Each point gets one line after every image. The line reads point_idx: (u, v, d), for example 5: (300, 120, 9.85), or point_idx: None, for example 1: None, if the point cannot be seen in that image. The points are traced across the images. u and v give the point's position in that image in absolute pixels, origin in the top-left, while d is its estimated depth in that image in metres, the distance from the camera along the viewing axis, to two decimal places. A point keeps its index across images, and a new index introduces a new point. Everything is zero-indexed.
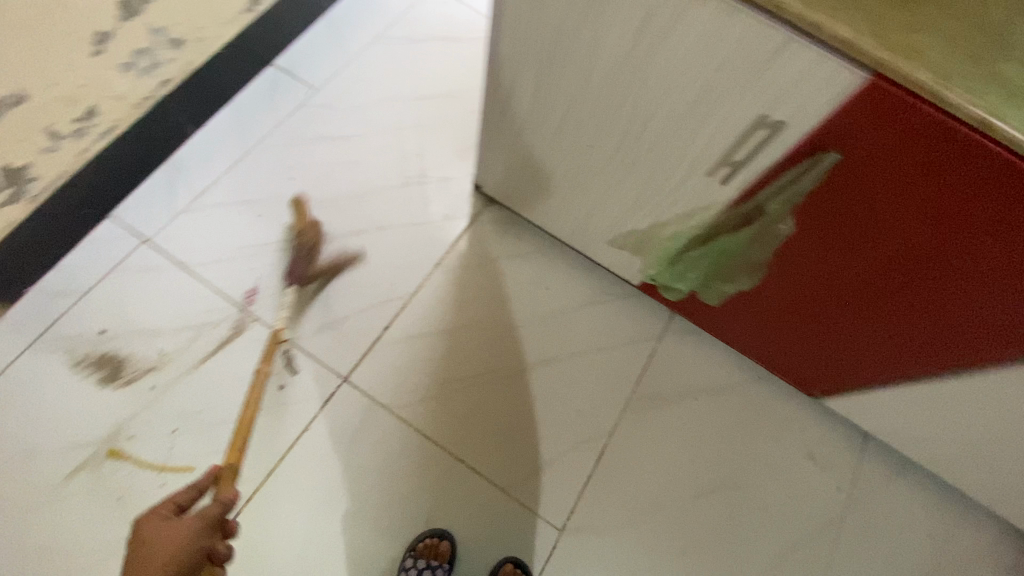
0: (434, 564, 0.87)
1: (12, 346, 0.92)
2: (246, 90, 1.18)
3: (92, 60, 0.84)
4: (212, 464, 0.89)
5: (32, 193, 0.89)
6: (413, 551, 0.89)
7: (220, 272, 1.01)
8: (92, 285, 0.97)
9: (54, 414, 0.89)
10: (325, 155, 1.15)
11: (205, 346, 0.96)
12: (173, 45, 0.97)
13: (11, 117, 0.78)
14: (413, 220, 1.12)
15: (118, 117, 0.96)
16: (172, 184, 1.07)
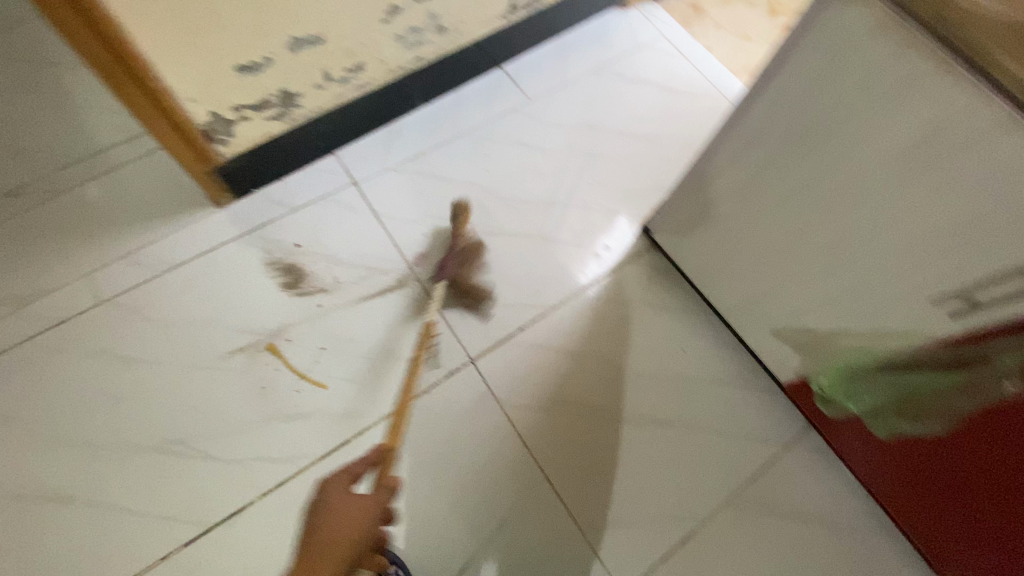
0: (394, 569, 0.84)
1: (229, 232, 1.07)
2: (474, 84, 1.31)
3: (380, 25, 0.99)
4: (341, 391, 0.98)
5: (293, 116, 1.04)
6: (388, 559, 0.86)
7: (402, 230, 1.13)
8: (303, 205, 1.12)
9: (239, 298, 1.02)
10: (519, 159, 1.24)
11: (370, 287, 1.07)
12: (438, 31, 1.12)
13: (309, 52, 0.94)
14: (579, 242, 1.16)
15: (375, 77, 1.10)
16: (390, 144, 1.21)
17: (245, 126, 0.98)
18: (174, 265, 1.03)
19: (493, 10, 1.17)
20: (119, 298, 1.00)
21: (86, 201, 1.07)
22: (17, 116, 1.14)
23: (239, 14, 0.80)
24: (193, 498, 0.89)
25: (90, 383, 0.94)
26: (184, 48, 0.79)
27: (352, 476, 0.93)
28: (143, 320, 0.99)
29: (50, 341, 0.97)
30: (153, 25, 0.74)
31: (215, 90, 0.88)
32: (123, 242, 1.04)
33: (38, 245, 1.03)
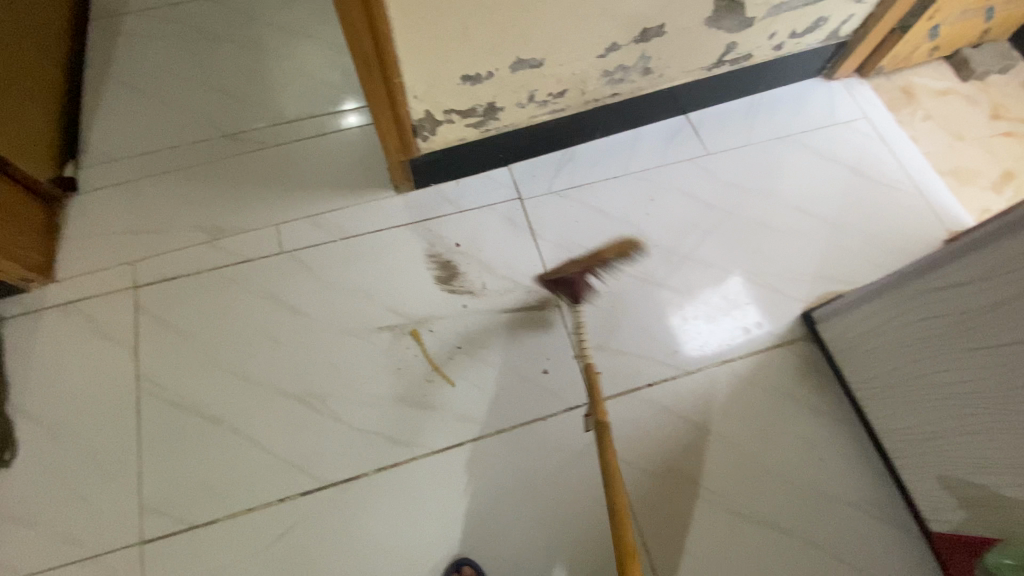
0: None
1: (401, 216, 1.14)
2: (655, 126, 1.30)
3: (595, 58, 1.02)
4: (465, 393, 1.01)
5: (488, 128, 1.09)
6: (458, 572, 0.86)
7: (555, 253, 1.14)
8: (470, 208, 1.17)
9: (396, 281, 1.09)
10: (685, 211, 1.21)
11: (513, 302, 1.09)
12: (642, 72, 1.12)
13: (526, 73, 0.99)
14: (729, 311, 1.11)
15: (571, 104, 1.13)
16: (561, 168, 1.23)
17: (447, 129, 1.04)
18: (349, 235, 1.12)
19: (700, 61, 1.16)
20: (297, 252, 1.10)
21: (289, 159, 1.19)
22: (250, 72, 1.29)
23: (484, 28, 0.86)
24: (317, 453, 0.95)
25: (256, 322, 1.04)
26: (430, 53, 0.86)
27: (458, 479, 0.96)
28: (312, 278, 1.08)
29: (233, 275, 1.07)
30: (416, 29, 0.81)
31: (438, 92, 0.95)
32: (311, 203, 1.14)
33: (244, 188, 1.15)
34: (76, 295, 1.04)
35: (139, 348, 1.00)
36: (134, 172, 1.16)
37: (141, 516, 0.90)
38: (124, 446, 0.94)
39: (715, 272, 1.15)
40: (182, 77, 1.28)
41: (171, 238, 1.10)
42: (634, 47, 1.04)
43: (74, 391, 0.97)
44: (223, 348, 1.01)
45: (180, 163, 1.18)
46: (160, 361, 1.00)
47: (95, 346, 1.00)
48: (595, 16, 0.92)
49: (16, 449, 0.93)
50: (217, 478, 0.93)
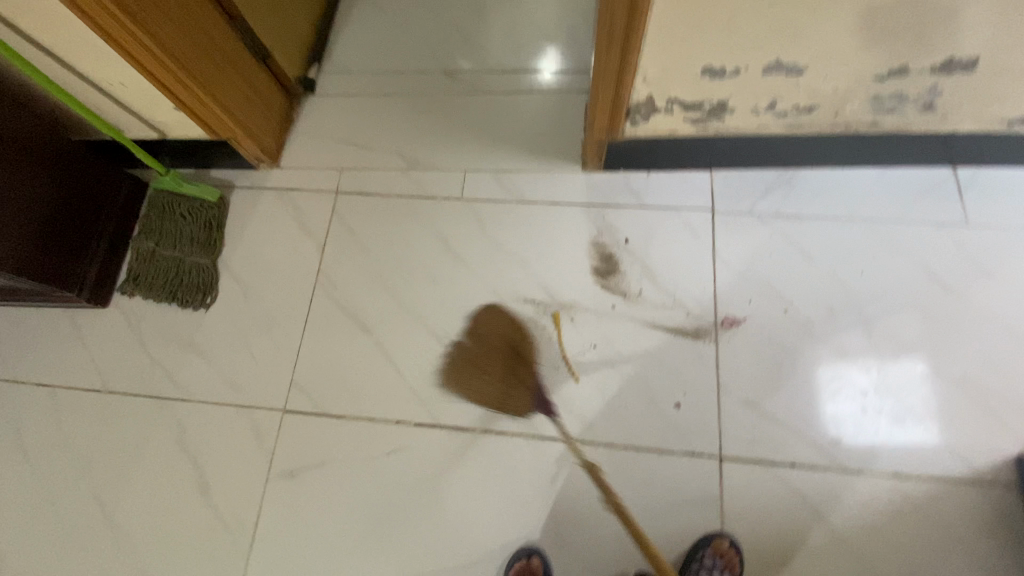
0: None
1: (581, 196, 1.12)
2: (907, 172, 1.07)
3: (869, 79, 0.85)
4: (587, 393, 0.98)
5: (707, 127, 0.98)
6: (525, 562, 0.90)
7: (731, 284, 1.02)
8: (653, 207, 1.09)
9: (557, 260, 1.08)
10: (908, 285, 1.00)
11: (667, 320, 1.01)
12: (922, 106, 0.91)
13: (778, 79, 0.85)
14: (918, 417, 0.94)
15: (813, 123, 0.96)
16: (771, 189, 1.08)
17: (662, 118, 0.96)
18: (526, 200, 1.12)
19: (1008, 109, 0.91)
20: (475, 203, 1.13)
21: (495, 109, 1.21)
22: (483, 13, 1.31)
23: (754, 18, 0.74)
24: (438, 394, 1.00)
25: (421, 255, 1.10)
26: (682, 34, 0.77)
27: (554, 472, 0.95)
28: (481, 231, 1.11)
29: (415, 206, 1.14)
30: (675, 6, 0.73)
31: (670, 78, 0.86)
32: (501, 159, 1.16)
33: (446, 127, 1.20)
34: (289, 184, 1.18)
35: (323, 246, 1.12)
36: (361, 87, 1.26)
37: (287, 389, 1.03)
38: (290, 325, 1.07)
39: (918, 369, 0.96)
40: (423, 5, 1.34)
41: (374, 156, 1.19)
42: (928, 75, 0.84)
43: (268, 265, 1.12)
44: (387, 269, 1.09)
45: (400, 88, 1.25)
46: (336, 263, 1.11)
47: (292, 233, 1.14)
48: (895, 31, 0.75)
49: (217, 296, 1.11)
50: (351, 381, 1.02)
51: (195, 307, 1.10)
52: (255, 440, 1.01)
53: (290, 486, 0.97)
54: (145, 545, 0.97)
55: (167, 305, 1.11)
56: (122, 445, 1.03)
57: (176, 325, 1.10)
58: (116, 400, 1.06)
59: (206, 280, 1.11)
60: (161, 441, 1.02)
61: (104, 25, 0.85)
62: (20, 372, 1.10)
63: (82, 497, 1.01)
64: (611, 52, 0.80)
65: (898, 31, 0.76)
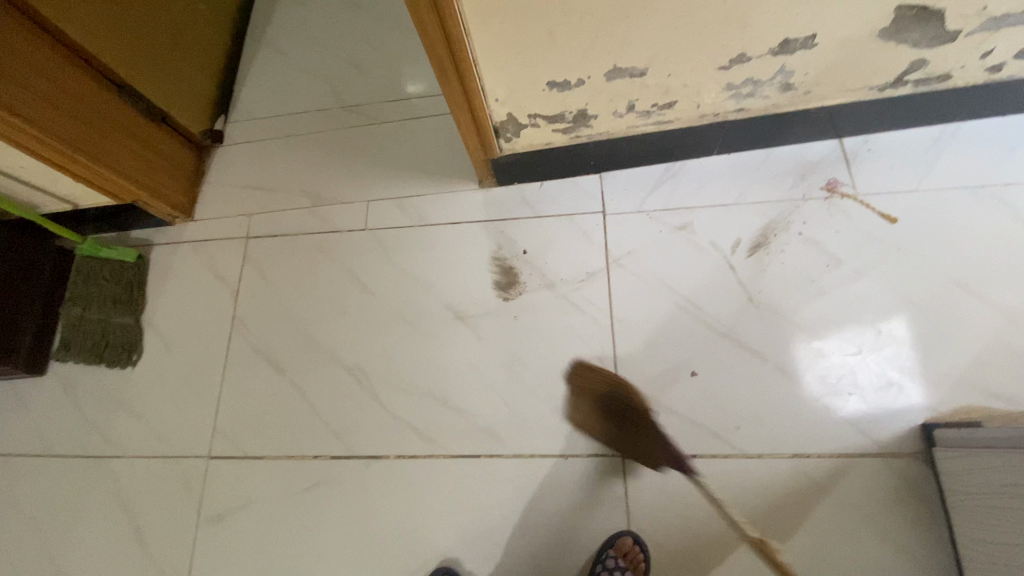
0: None
1: (478, 213, 1.14)
2: (793, 148, 1.07)
3: (714, 71, 0.86)
4: (494, 408, 1.00)
5: (579, 134, 1.00)
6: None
7: (626, 282, 1.03)
8: (547, 216, 1.11)
9: (459, 279, 1.10)
10: (802, 263, 1.00)
11: (566, 326, 1.03)
12: (780, 88, 0.92)
13: (624, 83, 0.86)
14: (820, 396, 0.93)
15: (681, 117, 0.97)
16: (660, 184, 1.09)
17: (531, 131, 0.98)
18: (426, 223, 1.15)
19: (865, 80, 0.91)
20: (377, 231, 1.16)
21: (393, 138, 1.23)
22: (379, 45, 1.35)
23: (573, 35, 0.75)
24: (352, 423, 1.03)
25: (329, 290, 1.13)
26: (512, 56, 0.79)
27: (466, 488, 0.97)
28: (385, 259, 1.14)
29: (321, 242, 1.17)
30: (494, 35, 0.75)
31: (521, 96, 0.88)
32: (401, 186, 1.19)
33: (347, 160, 1.23)
34: (203, 236, 1.23)
35: (237, 292, 1.16)
36: (265, 132, 1.30)
37: (211, 435, 1.07)
38: (211, 372, 1.11)
39: (818, 347, 0.96)
40: (321, 45, 1.38)
41: (280, 198, 1.23)
42: (771, 59, 0.84)
43: (187, 316, 1.17)
44: (298, 307, 1.13)
45: (303, 128, 1.29)
46: (249, 306, 1.15)
47: (209, 282, 1.18)
48: (716, 26, 0.77)
49: (143, 353, 1.16)
50: (270, 421, 1.06)
51: (123, 366, 1.15)
52: (184, 488, 1.04)
53: (219, 529, 1.01)
54: None
55: (97, 367, 1.16)
56: (64, 506, 1.08)
57: (107, 385, 1.15)
58: (56, 463, 1.11)
59: (131, 338, 1.16)
60: (99, 498, 1.07)
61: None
62: None
63: (30, 560, 1.06)
64: (450, 80, 0.82)
65: (721, 25, 0.77)
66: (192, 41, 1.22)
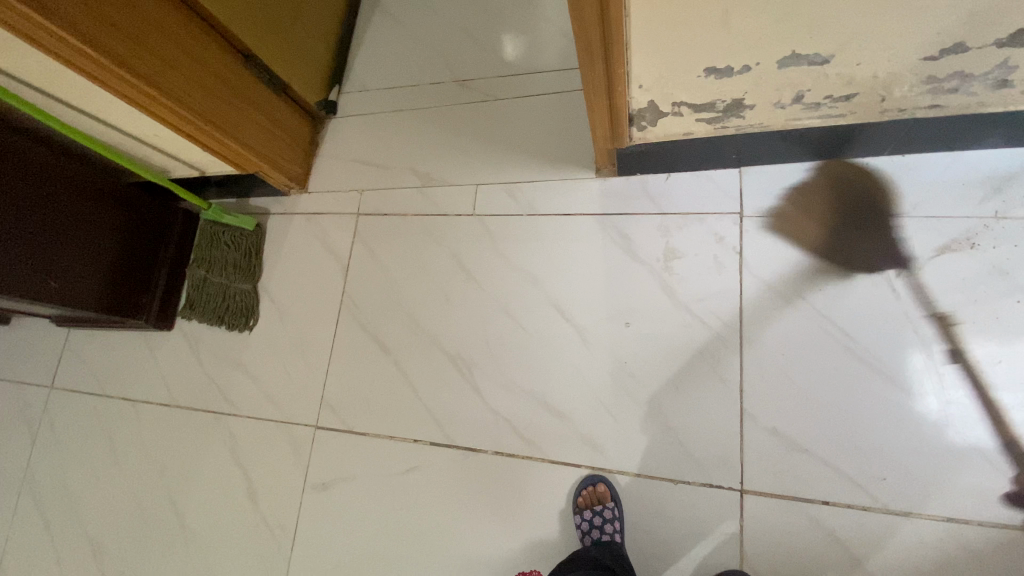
0: (596, 509, 0.89)
1: (594, 205, 1.06)
2: (990, 153, 0.88)
3: (916, 61, 0.70)
4: (597, 416, 0.95)
5: (725, 126, 0.88)
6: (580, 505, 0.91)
7: (759, 297, 0.93)
8: (672, 214, 1.01)
9: (569, 275, 1.04)
10: (985, 294, 0.84)
11: (686, 339, 0.94)
12: (997, 83, 0.74)
13: (797, 72, 0.73)
14: (987, 454, 0.80)
15: (854, 112, 0.82)
16: (810, 187, 0.95)
17: (671, 121, 0.87)
18: (538, 212, 1.09)
19: None
20: (486, 218, 1.11)
21: (506, 117, 1.17)
22: (497, 14, 1.26)
23: (753, 16, 0.64)
24: (451, 413, 1.02)
25: (435, 275, 1.11)
26: (671, 39, 0.69)
27: (564, 496, 0.94)
28: (492, 246, 1.09)
29: (429, 224, 1.15)
30: (656, 15, 0.65)
31: (670, 83, 0.78)
32: (513, 170, 1.13)
33: (458, 140, 1.18)
34: (315, 209, 1.24)
35: (346, 268, 1.17)
36: (377, 105, 1.28)
37: (318, 407, 1.10)
38: (319, 345, 1.14)
39: (993, 398, 0.81)
40: (435, 13, 1.31)
41: (390, 175, 1.21)
42: (997, 49, 0.68)
43: (299, 287, 1.20)
44: (404, 289, 1.12)
45: (414, 102, 1.25)
46: (357, 283, 1.15)
47: (320, 256, 1.20)
48: (941, 6, 0.62)
49: (259, 319, 1.21)
50: (372, 401, 1.07)
51: (240, 330, 1.21)
52: (292, 453, 1.10)
53: (323, 497, 1.06)
54: (209, 544, 1.11)
55: (218, 328, 1.23)
56: (188, 453, 1.17)
57: (226, 347, 1.21)
58: (182, 413, 1.20)
59: (247, 304, 1.21)
60: (218, 451, 1.15)
61: (125, 92, 0.92)
62: (110, 388, 1.28)
63: (161, 498, 1.17)
64: (593, 64, 0.73)
65: (946, 7, 0.62)
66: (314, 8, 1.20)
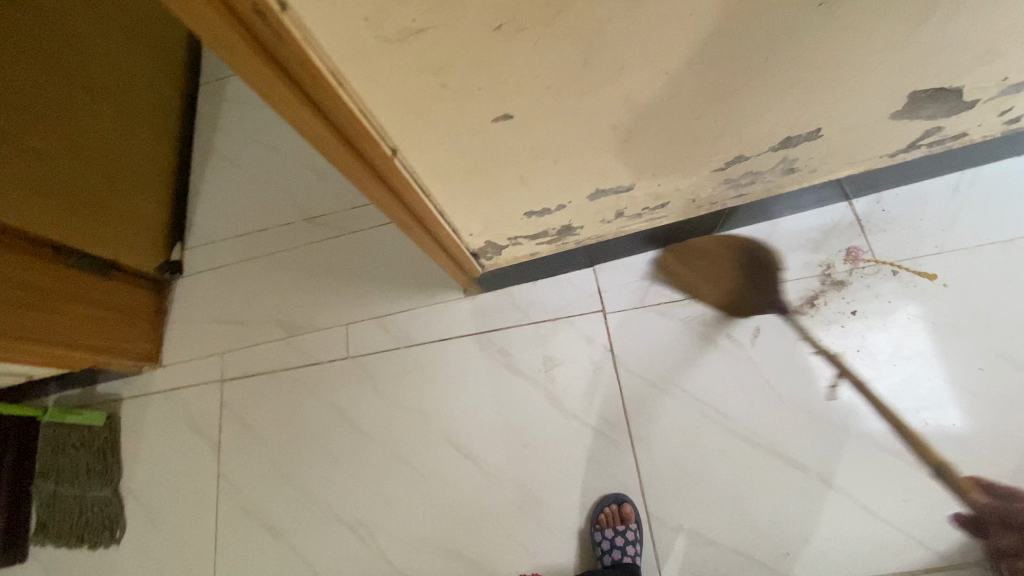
0: (620, 529, 0.85)
1: (467, 326, 1.03)
2: (800, 214, 0.97)
3: (709, 173, 0.76)
4: (512, 555, 0.91)
5: (566, 242, 0.90)
6: (598, 521, 0.88)
7: (639, 392, 0.94)
8: (542, 321, 1.01)
9: (456, 405, 0.99)
10: (827, 348, 0.91)
11: (580, 449, 0.93)
12: (783, 173, 0.82)
13: (610, 198, 0.77)
14: (869, 505, 0.83)
15: (674, 212, 0.87)
16: (659, 274, 1.00)
17: (514, 248, 0.88)
18: (413, 343, 1.04)
19: (877, 151, 0.81)
20: (359, 359, 1.05)
21: (363, 249, 1.12)
22: None
23: (546, 175, 0.66)
24: None
25: (317, 434, 1.03)
26: (482, 199, 0.69)
27: None
28: (372, 390, 1.03)
29: (301, 378, 1.07)
30: (455, 186, 0.65)
31: (497, 227, 0.78)
32: (379, 302, 1.08)
33: (316, 280, 1.12)
34: (175, 383, 1.13)
35: (219, 446, 1.07)
36: (226, 257, 1.20)
37: None
38: (203, 541, 1.02)
39: (861, 445, 0.86)
40: (273, 149, 1.27)
41: (251, 332, 1.13)
42: (771, 154, 0.74)
43: (171, 479, 1.08)
44: (288, 456, 1.03)
45: (263, 247, 1.18)
46: (233, 459, 1.05)
47: (189, 437, 1.09)
48: (707, 141, 0.66)
49: (127, 527, 1.07)
50: None
51: (106, 545, 1.06)
52: None
53: None
54: None
55: (78, 550, 1.07)
56: None
57: (93, 569, 1.06)
58: None
59: (110, 515, 1.07)
60: None
61: None
62: None
63: None
64: (418, 233, 0.71)
65: (712, 139, 0.67)
66: (139, 176, 1.12)
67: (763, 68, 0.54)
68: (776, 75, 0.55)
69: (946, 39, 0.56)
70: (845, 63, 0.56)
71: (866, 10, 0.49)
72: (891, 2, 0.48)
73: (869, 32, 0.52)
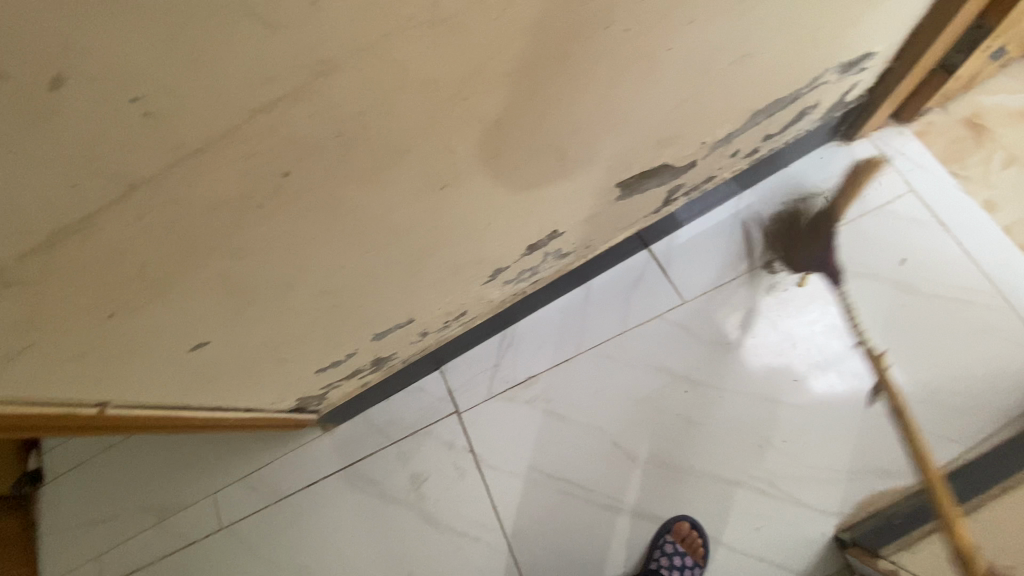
0: None
1: (330, 462, 1.01)
2: (611, 273, 1.02)
3: (481, 284, 0.79)
4: None
5: (390, 367, 0.90)
6: None
7: (504, 485, 0.95)
8: (401, 439, 1.00)
9: (336, 549, 0.98)
10: (662, 395, 0.94)
11: (463, 562, 0.93)
12: (560, 257, 0.87)
13: (396, 333, 0.77)
14: (732, 541, 0.87)
15: (481, 311, 0.90)
16: (501, 360, 1.01)
17: (336, 393, 0.87)
18: (284, 494, 1.02)
19: (639, 212, 0.86)
20: (235, 526, 1.03)
21: None
22: None
23: (303, 353, 0.66)
24: None
25: None
26: (248, 385, 0.67)
27: None
28: (253, 556, 1.00)
29: (182, 562, 1.04)
30: (204, 388, 0.63)
31: (294, 391, 0.77)
32: (243, 461, 1.06)
33: (179, 452, 1.10)
34: None
35: None
36: (85, 450, 1.16)
37: None
38: None
39: (714, 483, 0.89)
40: None
41: (124, 525, 1.09)
42: (529, 255, 0.79)
43: None
44: None
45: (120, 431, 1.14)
46: None
47: None
48: (451, 273, 0.70)
49: None
50: None
51: None
52: None
53: None
54: None
55: None
56: None
57: None
58: None
59: None
60: None
61: None
62: None
63: None
64: (186, 427, 0.72)
65: (456, 270, 0.70)
66: None
67: (445, 224, 0.57)
68: (460, 222, 0.59)
69: (609, 149, 0.61)
70: (529, 192, 0.61)
71: (501, 166, 0.53)
72: (519, 154, 0.52)
73: (525, 170, 0.56)
